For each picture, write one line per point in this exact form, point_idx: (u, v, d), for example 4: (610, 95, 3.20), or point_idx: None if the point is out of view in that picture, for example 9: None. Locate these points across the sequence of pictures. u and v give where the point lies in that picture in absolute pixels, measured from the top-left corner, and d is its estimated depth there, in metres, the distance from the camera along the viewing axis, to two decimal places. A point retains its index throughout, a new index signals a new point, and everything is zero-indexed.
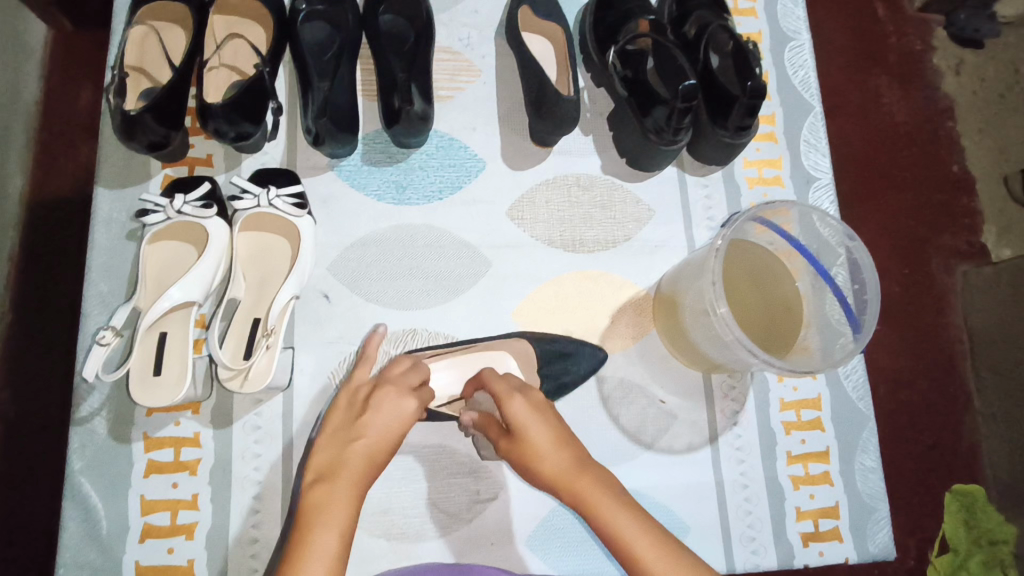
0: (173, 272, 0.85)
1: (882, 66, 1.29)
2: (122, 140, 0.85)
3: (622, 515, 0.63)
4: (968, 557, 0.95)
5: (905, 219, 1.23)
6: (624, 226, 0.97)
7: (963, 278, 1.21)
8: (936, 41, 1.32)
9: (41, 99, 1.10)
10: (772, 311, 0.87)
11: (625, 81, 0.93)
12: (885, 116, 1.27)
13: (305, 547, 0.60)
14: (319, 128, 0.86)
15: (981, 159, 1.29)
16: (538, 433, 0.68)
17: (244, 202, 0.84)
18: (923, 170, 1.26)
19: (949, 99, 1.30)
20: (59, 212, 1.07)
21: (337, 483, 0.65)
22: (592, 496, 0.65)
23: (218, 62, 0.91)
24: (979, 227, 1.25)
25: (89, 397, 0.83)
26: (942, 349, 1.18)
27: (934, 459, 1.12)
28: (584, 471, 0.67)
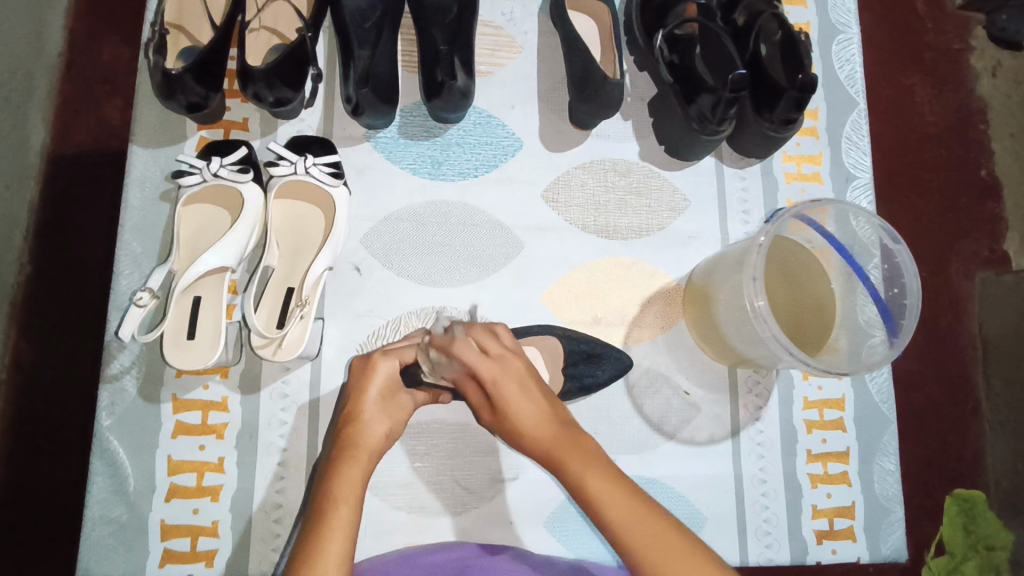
0: (207, 236, 0.85)
1: (919, 64, 1.26)
2: (161, 99, 0.84)
3: (598, 476, 0.66)
4: (962, 561, 0.94)
5: (933, 222, 1.22)
6: (658, 214, 0.96)
7: (982, 285, 1.20)
8: (975, 41, 1.30)
9: (67, 51, 1.09)
10: (804, 309, 0.85)
11: (671, 67, 0.91)
12: (918, 114, 1.25)
13: (328, 520, 0.63)
14: (359, 98, 0.85)
15: (1011, 164, 1.26)
16: (524, 409, 0.70)
17: (281, 168, 0.83)
18: (955, 173, 1.24)
19: (984, 101, 1.28)
20: (83, 166, 1.06)
21: (353, 464, 0.69)
22: (572, 464, 0.67)
23: (259, 25, 0.90)
24: (1003, 234, 1.23)
25: (120, 355, 0.83)
26: (958, 354, 1.17)
27: (941, 463, 1.12)
28: (569, 437, 0.69)
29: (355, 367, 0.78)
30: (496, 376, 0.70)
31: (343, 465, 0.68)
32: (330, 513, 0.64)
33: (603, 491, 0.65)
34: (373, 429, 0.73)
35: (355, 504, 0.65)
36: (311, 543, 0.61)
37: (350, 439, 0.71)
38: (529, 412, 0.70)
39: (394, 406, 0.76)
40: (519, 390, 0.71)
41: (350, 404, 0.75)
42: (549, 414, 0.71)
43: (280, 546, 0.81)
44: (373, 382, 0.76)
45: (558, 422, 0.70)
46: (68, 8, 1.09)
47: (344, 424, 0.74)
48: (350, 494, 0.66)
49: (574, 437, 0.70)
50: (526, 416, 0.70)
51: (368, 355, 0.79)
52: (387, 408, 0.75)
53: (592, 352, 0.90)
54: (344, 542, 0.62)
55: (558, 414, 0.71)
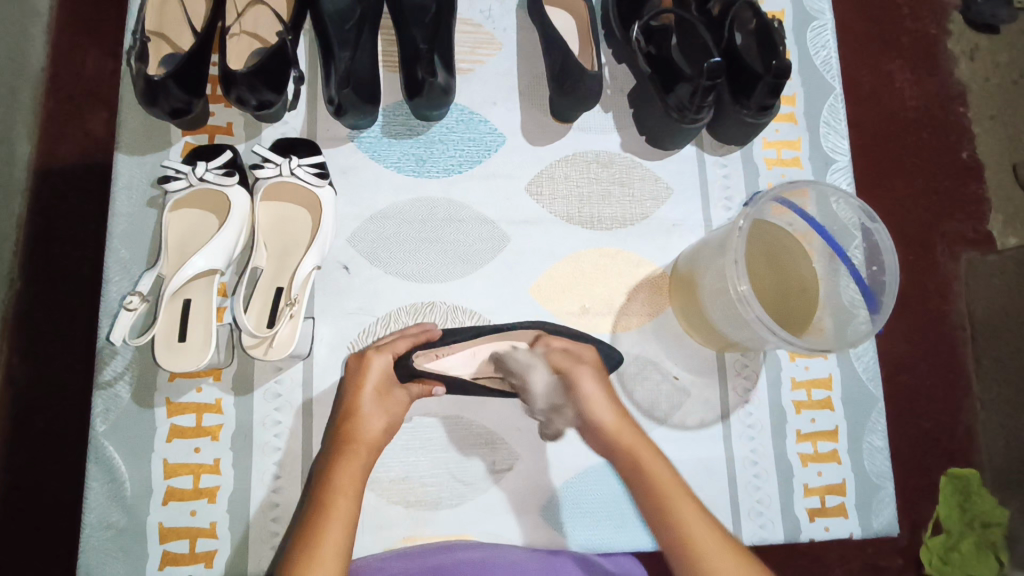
0: (195, 239, 0.86)
1: (896, 50, 1.29)
2: (144, 106, 0.85)
3: (658, 464, 0.76)
4: (961, 539, 1.05)
5: (915, 205, 1.24)
6: (641, 204, 0.98)
7: (968, 265, 1.23)
8: (951, 25, 1.32)
9: (48, 65, 1.09)
10: (789, 292, 0.87)
11: (648, 57, 0.93)
12: (898, 99, 1.27)
13: (327, 512, 0.66)
14: (342, 99, 0.87)
15: (992, 146, 1.29)
16: (590, 389, 0.81)
17: (266, 170, 0.84)
18: (937, 155, 1.26)
19: (962, 85, 1.30)
20: (72, 177, 1.07)
21: (352, 456, 0.72)
22: (629, 444, 0.78)
23: (239, 29, 0.91)
24: (986, 215, 1.25)
25: (112, 361, 0.84)
26: (947, 336, 1.20)
27: (935, 444, 1.15)
28: (626, 428, 0.79)
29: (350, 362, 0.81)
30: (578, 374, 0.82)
31: (341, 458, 0.72)
32: (329, 504, 0.67)
33: (651, 464, 0.76)
34: (371, 424, 0.76)
35: (354, 495, 0.69)
36: (311, 534, 0.65)
37: (349, 433, 0.74)
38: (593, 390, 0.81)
39: (389, 399, 0.79)
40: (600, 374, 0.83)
41: (348, 399, 0.78)
42: (611, 402, 0.81)
43: (278, 544, 0.82)
44: (369, 376, 0.78)
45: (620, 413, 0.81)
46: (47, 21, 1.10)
47: (343, 418, 0.77)
48: (348, 486, 0.69)
49: (626, 426, 0.79)
50: (592, 397, 0.81)
51: (365, 352, 0.81)
52: (383, 403, 0.78)
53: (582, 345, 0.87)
54: (341, 532, 0.65)
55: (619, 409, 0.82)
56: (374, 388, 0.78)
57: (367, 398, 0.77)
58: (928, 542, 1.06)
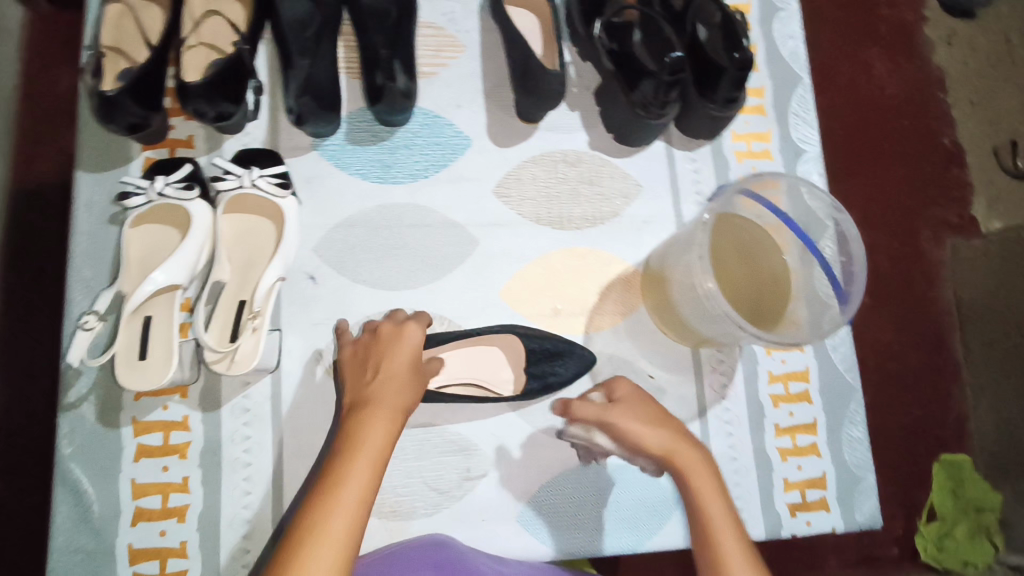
0: (157, 256, 0.84)
1: (874, 38, 1.28)
2: (101, 122, 0.84)
3: (713, 501, 0.70)
4: (954, 525, 1.08)
5: (896, 193, 1.24)
6: (611, 202, 0.97)
7: (953, 251, 1.23)
8: (928, 11, 1.32)
9: (21, 84, 1.08)
10: (760, 286, 0.86)
11: (611, 54, 0.91)
12: (876, 87, 1.27)
13: (355, 456, 0.66)
14: (301, 108, 0.87)
15: (971, 132, 1.28)
16: (631, 425, 0.76)
17: (227, 182, 0.84)
18: (916, 143, 1.26)
19: (940, 71, 1.30)
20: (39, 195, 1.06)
21: (387, 409, 0.71)
22: (687, 474, 0.72)
23: (196, 40, 0.90)
24: (970, 200, 1.25)
25: (76, 382, 0.82)
26: (935, 322, 1.19)
27: (926, 432, 1.15)
28: (691, 453, 0.73)
29: (386, 335, 0.80)
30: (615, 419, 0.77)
31: (375, 413, 0.70)
32: (357, 450, 0.66)
33: (706, 499, 0.70)
34: (403, 383, 0.75)
35: (384, 445, 0.68)
36: (335, 477, 0.64)
37: (382, 388, 0.74)
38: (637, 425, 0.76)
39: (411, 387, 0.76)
40: (631, 406, 0.78)
41: (381, 360, 0.78)
42: (664, 429, 0.76)
43: (252, 562, 0.81)
44: (400, 343, 0.79)
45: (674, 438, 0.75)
46: (19, 39, 1.09)
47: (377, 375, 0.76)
48: (379, 436, 0.68)
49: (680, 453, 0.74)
50: (640, 433, 0.75)
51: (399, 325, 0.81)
52: (415, 368, 0.78)
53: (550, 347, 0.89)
54: (367, 477, 0.64)
55: (674, 431, 0.76)
56: (407, 354, 0.78)
57: (400, 358, 0.77)
58: (924, 527, 1.09)
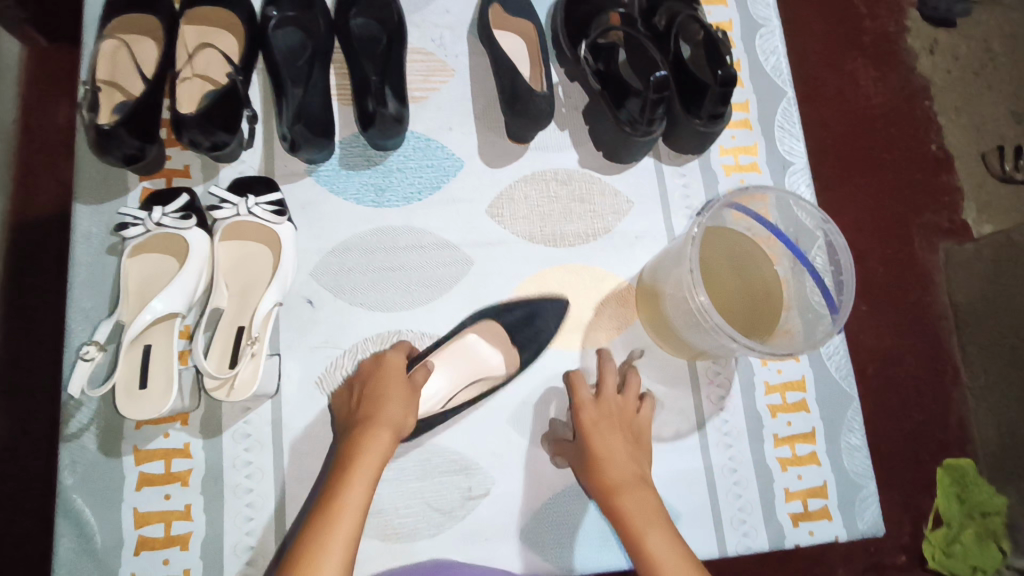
0: (155, 285, 0.85)
1: (858, 49, 1.31)
2: (97, 154, 0.85)
3: (660, 535, 0.70)
4: (961, 530, 1.09)
5: (886, 200, 1.26)
6: (603, 218, 0.98)
7: (946, 255, 1.24)
8: (909, 22, 1.34)
9: (20, 117, 1.10)
10: (753, 295, 0.87)
11: (597, 75, 0.94)
12: (864, 98, 1.29)
13: (346, 487, 0.68)
14: (294, 135, 0.88)
15: (958, 139, 1.31)
16: (602, 441, 0.79)
17: (223, 211, 0.85)
18: (903, 152, 1.28)
19: (924, 80, 1.32)
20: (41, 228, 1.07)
21: (379, 433, 0.73)
22: (631, 509, 0.73)
23: (191, 72, 0.92)
24: (960, 204, 1.28)
25: (77, 413, 0.83)
26: (933, 327, 1.21)
27: (926, 438, 1.15)
28: (638, 489, 0.75)
29: (369, 365, 0.82)
30: (592, 428, 0.80)
31: (367, 439, 0.72)
32: (349, 479, 0.68)
33: (650, 534, 0.70)
34: (394, 405, 0.77)
35: (376, 474, 0.70)
36: (329, 507, 0.66)
37: (373, 413, 0.75)
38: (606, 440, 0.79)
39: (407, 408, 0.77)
40: (612, 418, 0.82)
41: (372, 384, 0.79)
42: (626, 459, 0.78)
43: None
44: (389, 369, 0.80)
45: (632, 474, 0.77)
46: (18, 75, 1.11)
47: (369, 400, 0.78)
48: (372, 463, 0.70)
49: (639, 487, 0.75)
50: (603, 454, 0.78)
51: (382, 355, 0.83)
52: (407, 389, 0.79)
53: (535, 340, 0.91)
54: (359, 508, 0.66)
55: (634, 466, 0.78)
56: (398, 377, 0.80)
57: (391, 381, 0.79)
58: (929, 534, 1.10)
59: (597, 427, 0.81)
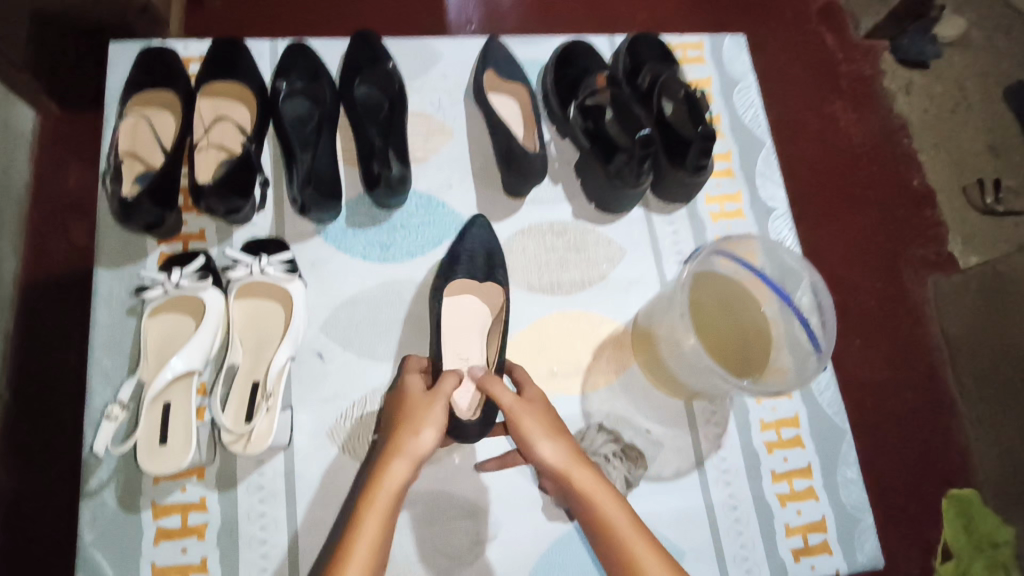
0: (173, 344, 0.89)
1: (838, 93, 1.50)
2: (120, 221, 0.92)
3: (626, 527, 0.77)
4: (972, 562, 1.13)
5: (878, 233, 1.40)
6: (598, 266, 1.03)
7: (935, 288, 1.36)
8: (884, 65, 1.54)
9: (32, 180, 1.22)
10: (745, 335, 0.92)
11: (587, 133, 1.01)
12: (845, 137, 1.46)
13: (363, 515, 0.75)
14: (305, 198, 0.94)
15: (941, 175, 1.47)
16: (532, 426, 0.83)
17: (237, 271, 0.90)
18: (887, 189, 1.43)
19: (903, 119, 1.50)
20: (65, 289, 1.16)
21: (396, 459, 0.78)
22: (584, 493, 0.79)
23: (207, 143, 0.98)
24: (945, 237, 1.42)
25: (98, 470, 0.86)
26: (925, 359, 1.30)
27: (933, 465, 1.22)
28: (579, 471, 0.80)
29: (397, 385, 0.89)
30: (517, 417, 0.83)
31: (386, 464, 0.78)
32: (367, 505, 0.75)
33: (616, 524, 0.77)
34: (415, 426, 0.81)
35: (394, 496, 0.76)
36: (351, 535, 0.74)
37: (394, 437, 0.81)
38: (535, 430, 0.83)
39: (425, 430, 0.80)
40: (535, 410, 0.85)
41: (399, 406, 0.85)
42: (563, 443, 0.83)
43: None
44: (410, 389, 0.87)
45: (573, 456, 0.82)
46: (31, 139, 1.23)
47: (397, 421, 0.83)
48: (392, 487, 0.77)
49: (581, 470, 0.81)
50: (535, 443, 0.82)
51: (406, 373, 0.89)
52: (429, 405, 0.83)
53: (491, 265, 0.97)
54: (376, 534, 0.73)
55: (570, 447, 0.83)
56: (417, 397, 0.85)
57: (411, 401, 0.84)
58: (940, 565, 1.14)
59: (524, 421, 0.83)
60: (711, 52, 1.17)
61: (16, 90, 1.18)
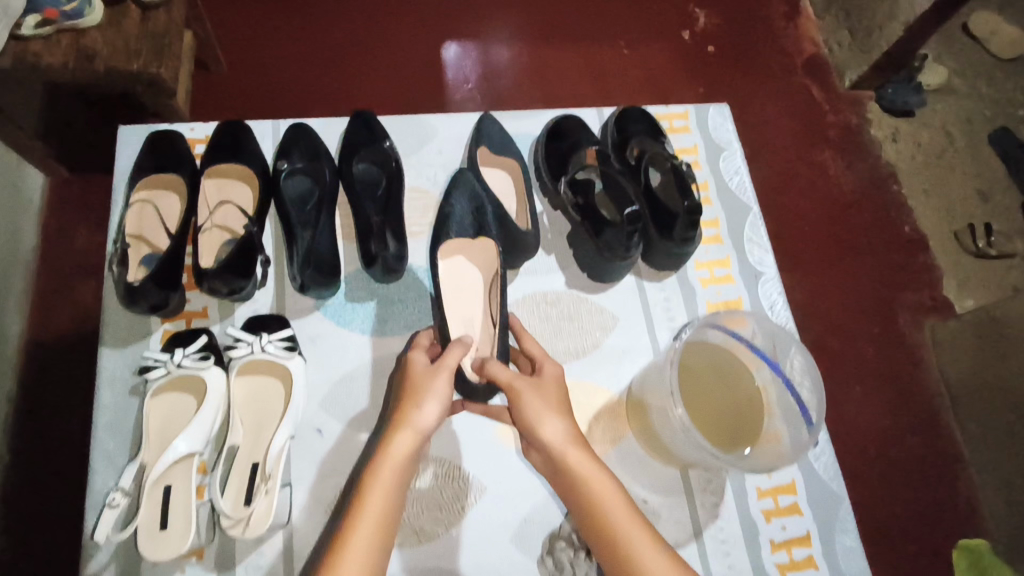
0: (174, 424, 0.91)
1: (826, 142, 1.55)
2: (126, 304, 0.94)
3: (620, 507, 0.78)
4: None
5: (870, 280, 1.42)
6: (591, 334, 1.05)
7: (931, 332, 1.39)
8: (870, 114, 1.60)
9: (39, 244, 1.29)
10: (736, 408, 0.93)
11: (577, 207, 1.04)
12: (835, 185, 1.51)
13: (371, 486, 0.76)
14: (305, 278, 0.97)
15: (932, 220, 1.51)
16: (529, 401, 0.86)
17: (239, 349, 0.93)
18: (880, 234, 1.48)
19: (891, 165, 1.55)
20: (76, 358, 1.22)
21: (402, 432, 0.80)
22: (580, 475, 0.81)
23: (211, 224, 1.02)
24: (939, 280, 1.45)
25: (97, 553, 0.86)
26: (927, 403, 1.33)
27: (941, 515, 1.24)
28: (576, 450, 0.83)
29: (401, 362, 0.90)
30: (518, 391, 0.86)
31: (392, 438, 0.80)
32: (375, 478, 0.77)
33: (610, 504, 0.78)
34: (424, 401, 0.83)
35: (402, 468, 0.78)
36: (358, 503, 0.75)
37: (401, 413, 0.83)
38: (533, 405, 0.85)
39: (430, 406, 0.83)
40: (540, 387, 0.88)
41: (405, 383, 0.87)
42: (562, 420, 0.85)
43: None
44: (415, 363, 0.88)
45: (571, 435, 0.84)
46: (40, 203, 1.31)
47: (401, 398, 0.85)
48: (398, 458, 0.78)
49: (577, 451, 0.83)
50: (533, 417, 0.85)
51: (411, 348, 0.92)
52: (436, 381, 0.85)
53: (480, 222, 1.03)
54: (383, 503, 0.75)
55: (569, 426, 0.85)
56: (423, 371, 0.86)
57: (416, 377, 0.86)
58: None
59: (524, 397, 0.86)
60: (697, 121, 1.22)
61: (28, 159, 1.27)
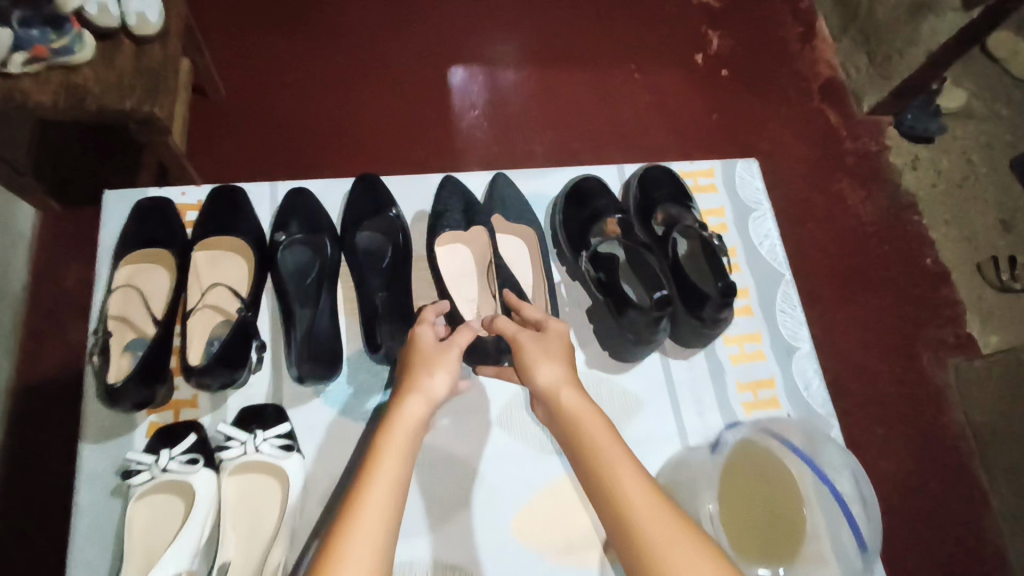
0: (160, 534, 0.83)
1: (842, 170, 1.43)
2: (106, 401, 0.86)
3: (626, 463, 0.67)
4: None
5: (891, 318, 1.30)
6: (614, 420, 0.97)
7: (955, 370, 1.27)
8: (888, 140, 1.46)
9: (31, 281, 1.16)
10: (776, 520, 0.85)
11: (598, 283, 0.96)
12: (854, 217, 1.38)
13: (380, 447, 0.68)
14: (301, 371, 0.90)
15: (952, 251, 1.37)
16: (534, 358, 0.80)
17: (231, 449, 0.85)
18: (898, 268, 1.35)
19: (910, 196, 1.41)
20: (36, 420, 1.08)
21: (411, 398, 0.74)
22: (590, 434, 0.70)
23: (202, 303, 0.94)
24: (962, 317, 1.31)
25: None
26: (951, 451, 1.21)
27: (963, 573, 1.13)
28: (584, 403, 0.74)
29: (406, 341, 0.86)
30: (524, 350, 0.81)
31: (400, 402, 0.73)
32: (384, 438, 0.69)
33: (619, 462, 0.66)
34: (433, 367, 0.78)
35: (413, 431, 0.71)
36: (366, 461, 0.67)
37: (410, 380, 0.77)
38: (539, 365, 0.79)
39: (439, 373, 0.78)
40: (549, 349, 0.81)
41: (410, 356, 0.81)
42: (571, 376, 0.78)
43: None
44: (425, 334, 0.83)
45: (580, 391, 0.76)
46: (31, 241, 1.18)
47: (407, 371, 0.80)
48: (408, 420, 0.71)
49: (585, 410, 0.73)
50: (538, 370, 0.78)
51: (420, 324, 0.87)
52: (443, 353, 0.80)
53: (471, 211, 1.03)
54: (396, 463, 0.66)
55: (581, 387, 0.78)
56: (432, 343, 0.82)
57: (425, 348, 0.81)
58: None
59: (531, 349, 0.81)
60: (724, 179, 1.14)
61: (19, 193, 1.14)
